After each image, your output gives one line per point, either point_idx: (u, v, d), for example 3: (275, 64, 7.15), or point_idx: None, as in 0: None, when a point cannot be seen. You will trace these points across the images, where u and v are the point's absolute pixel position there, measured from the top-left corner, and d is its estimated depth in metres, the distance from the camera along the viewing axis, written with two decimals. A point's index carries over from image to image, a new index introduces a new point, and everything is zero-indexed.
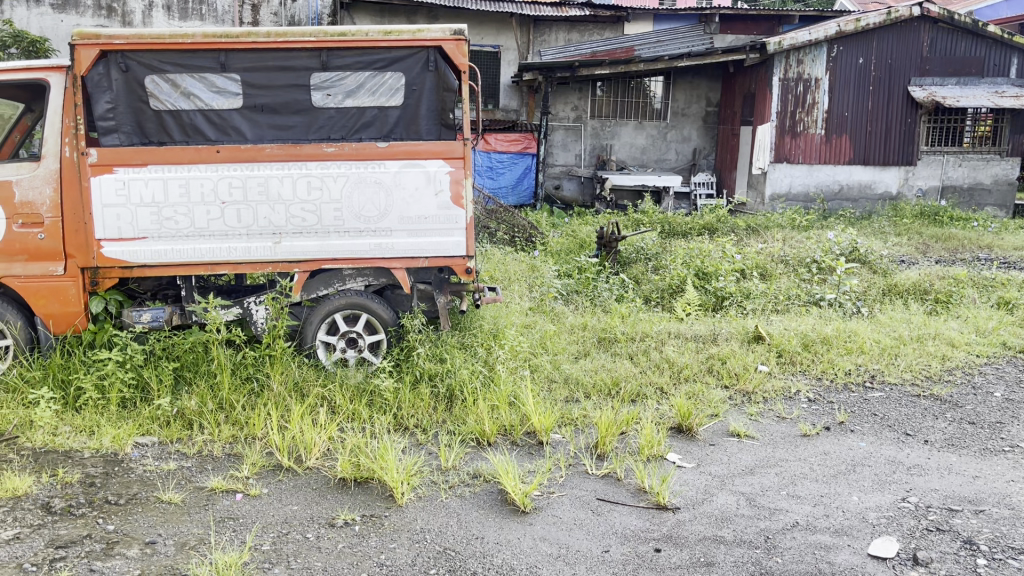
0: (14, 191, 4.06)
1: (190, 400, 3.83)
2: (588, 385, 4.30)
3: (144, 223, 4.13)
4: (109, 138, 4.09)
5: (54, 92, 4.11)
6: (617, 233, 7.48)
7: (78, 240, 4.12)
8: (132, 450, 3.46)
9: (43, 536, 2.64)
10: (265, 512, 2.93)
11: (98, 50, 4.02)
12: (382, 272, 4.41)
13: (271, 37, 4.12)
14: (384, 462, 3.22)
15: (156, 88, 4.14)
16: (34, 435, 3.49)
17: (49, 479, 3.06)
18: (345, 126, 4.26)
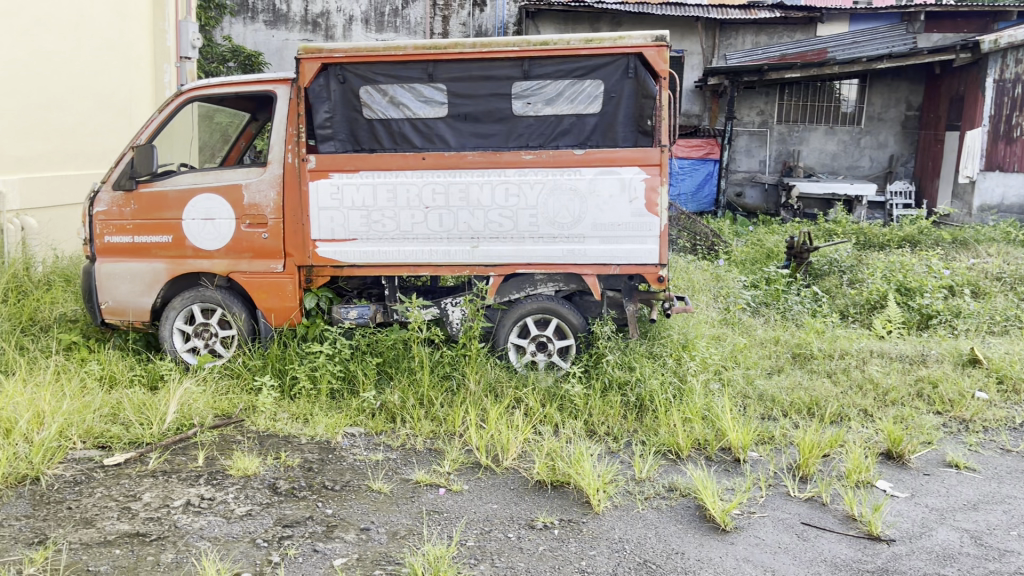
0: (243, 194, 4.42)
1: (393, 394, 4.03)
2: (785, 403, 4.13)
3: (354, 225, 4.39)
4: (326, 145, 4.37)
5: (280, 102, 4.45)
6: (808, 243, 7.16)
7: (296, 240, 4.43)
8: (343, 439, 3.68)
9: (272, 514, 2.85)
10: (468, 508, 3.02)
11: (320, 63, 4.31)
12: (572, 277, 4.44)
13: (477, 47, 4.25)
14: (580, 468, 3.23)
15: (369, 99, 4.37)
16: (258, 419, 3.79)
17: (273, 461, 3.30)
18: (543, 134, 4.33)
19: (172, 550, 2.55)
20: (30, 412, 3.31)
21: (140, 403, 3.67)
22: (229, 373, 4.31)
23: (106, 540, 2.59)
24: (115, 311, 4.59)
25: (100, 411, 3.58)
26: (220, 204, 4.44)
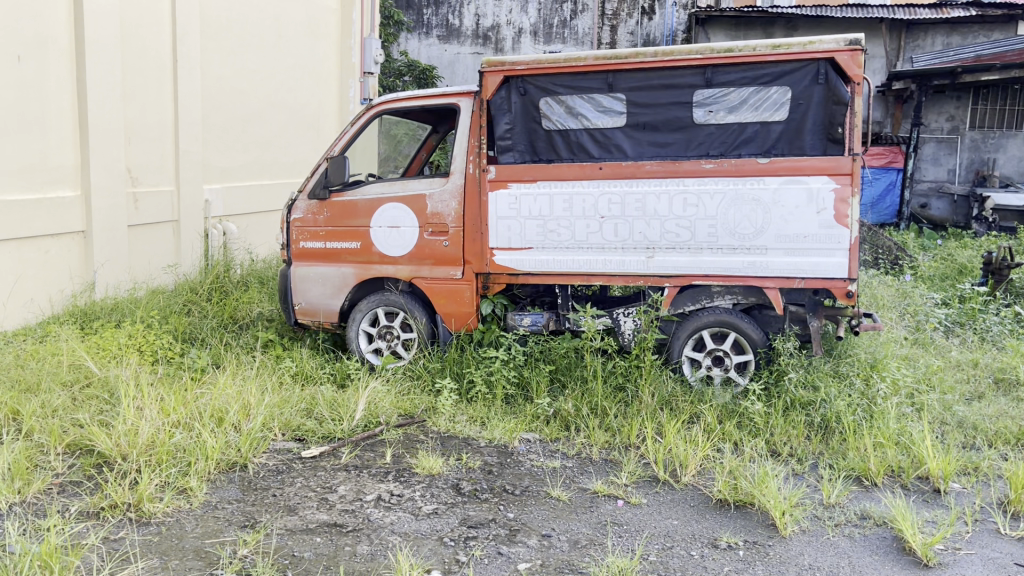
0: (427, 203, 4.59)
1: (567, 402, 4.06)
2: (990, 434, 3.81)
3: (530, 234, 4.44)
4: (505, 156, 4.46)
5: (463, 115, 4.59)
6: (1010, 259, 6.59)
7: (475, 248, 4.54)
8: (520, 444, 3.74)
9: (457, 514, 2.93)
10: (648, 522, 2.98)
11: (502, 76, 4.42)
12: (752, 291, 4.30)
13: (658, 56, 4.21)
14: (764, 489, 3.12)
15: (549, 110, 4.42)
16: (438, 420, 3.91)
17: (455, 462, 3.40)
18: (725, 142, 4.21)
19: (367, 542, 2.68)
20: (238, 403, 3.56)
21: (333, 400, 3.88)
22: (410, 375, 4.48)
23: (307, 528, 2.76)
24: (308, 311, 4.90)
25: (297, 405, 3.82)
26: (404, 213, 4.64)
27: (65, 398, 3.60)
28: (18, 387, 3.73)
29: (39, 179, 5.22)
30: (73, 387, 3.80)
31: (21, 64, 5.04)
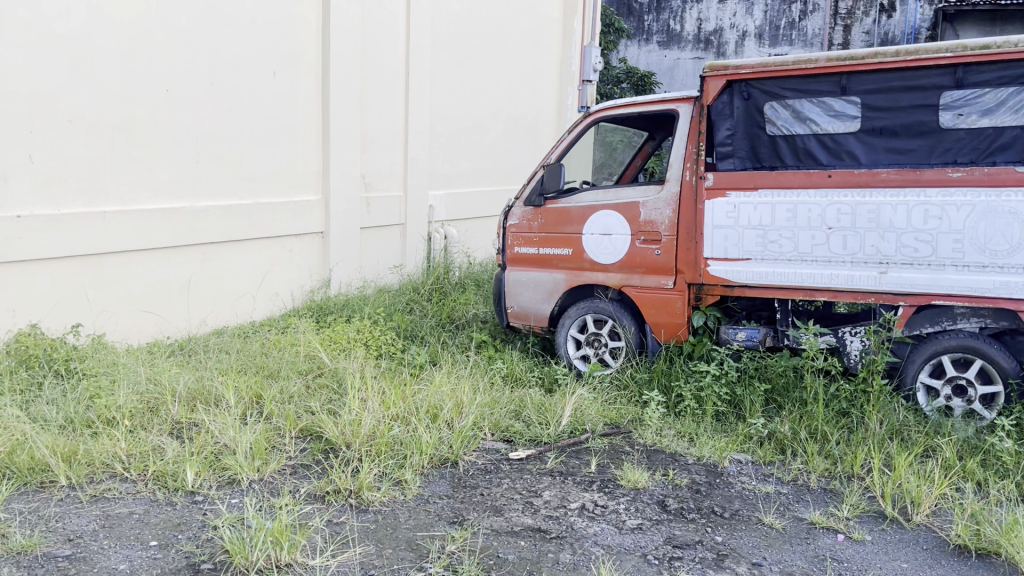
0: (640, 211, 4.51)
1: (784, 424, 3.83)
2: None
3: (749, 244, 4.22)
4: (725, 163, 4.29)
5: (682, 121, 4.47)
6: None
7: (688, 257, 4.39)
8: (731, 464, 3.58)
9: (662, 532, 2.85)
10: (872, 562, 2.73)
11: (726, 80, 4.26)
12: (1004, 313, 3.81)
13: (901, 55, 3.88)
14: (1015, 539, 2.77)
15: (775, 115, 4.20)
16: (645, 433, 3.83)
17: (662, 478, 3.31)
18: (976, 148, 3.79)
19: (571, 551, 2.67)
20: (452, 401, 3.70)
21: (540, 404, 3.92)
22: (618, 384, 4.44)
23: (513, 530, 2.80)
24: (520, 314, 4.99)
25: (507, 407, 3.91)
26: (617, 220, 4.59)
27: (300, 386, 3.91)
28: (262, 372, 4.11)
29: (287, 184, 5.74)
30: (308, 376, 4.13)
31: (275, 79, 5.57)
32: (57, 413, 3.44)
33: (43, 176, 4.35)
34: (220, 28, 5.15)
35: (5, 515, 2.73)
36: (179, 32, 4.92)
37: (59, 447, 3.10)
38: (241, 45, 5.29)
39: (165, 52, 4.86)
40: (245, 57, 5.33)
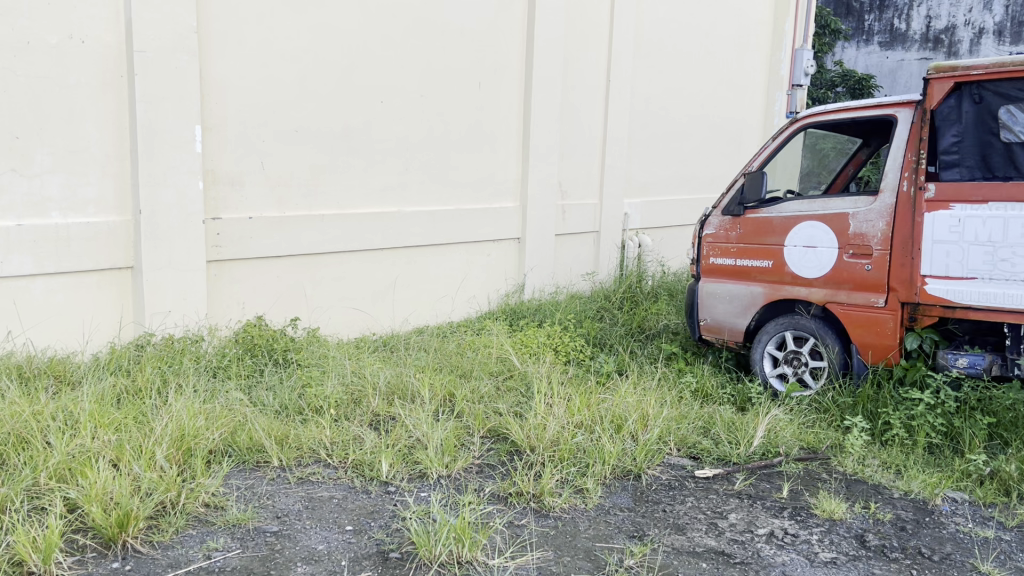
0: (849, 223, 4.19)
1: (1010, 463, 3.43)
2: None
3: (975, 262, 3.82)
4: (949, 172, 3.90)
5: (901, 127, 4.12)
6: None
7: (903, 275, 4.02)
8: (943, 503, 3.26)
9: (859, 569, 2.65)
10: None
11: (953, 83, 3.90)
12: None
13: None
14: None
15: (1011, 119, 3.79)
16: (845, 461, 3.58)
17: (862, 511, 3.08)
18: None
19: None
20: (637, 413, 3.65)
21: (731, 422, 3.78)
22: (817, 407, 4.17)
23: (694, 551, 2.71)
24: (713, 328, 4.82)
25: (695, 423, 3.80)
26: (823, 232, 4.30)
27: (491, 387, 4.02)
28: (455, 371, 4.27)
29: (488, 190, 5.93)
30: (499, 378, 4.23)
31: (480, 89, 5.77)
32: (273, 398, 3.76)
33: (272, 181, 4.77)
34: (431, 43, 5.41)
35: (226, 488, 3.02)
36: (394, 48, 5.22)
37: (273, 430, 3.37)
38: (450, 58, 5.53)
39: (381, 66, 5.18)
40: (454, 69, 5.57)
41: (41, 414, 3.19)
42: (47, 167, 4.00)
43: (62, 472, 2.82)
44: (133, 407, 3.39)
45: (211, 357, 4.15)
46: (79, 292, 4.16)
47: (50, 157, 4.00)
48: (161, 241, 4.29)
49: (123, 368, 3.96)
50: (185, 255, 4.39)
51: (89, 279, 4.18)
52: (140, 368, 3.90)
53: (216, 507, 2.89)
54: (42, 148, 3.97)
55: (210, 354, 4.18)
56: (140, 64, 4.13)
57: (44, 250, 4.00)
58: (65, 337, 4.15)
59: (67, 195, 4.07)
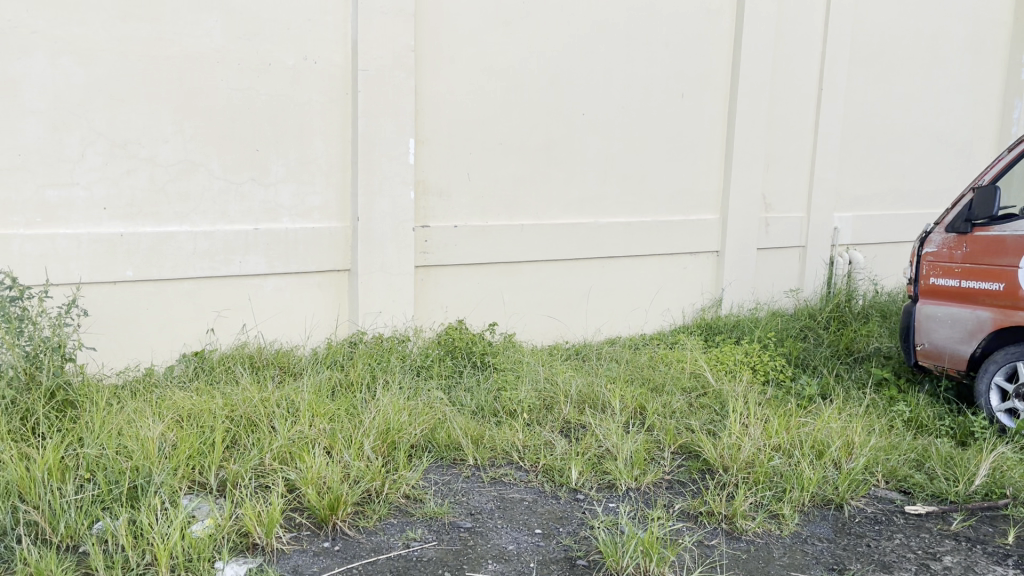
0: None
1: None
2: None
3: None
4: None
5: None
6: None
7: None
8: None
9: None
10: None
11: None
12: None
13: None
14: None
15: None
16: None
17: None
18: None
19: None
20: (841, 439, 3.44)
21: (949, 457, 3.47)
22: None
23: None
24: (929, 353, 4.41)
25: (906, 455, 3.53)
26: None
27: (683, 402, 3.94)
28: (647, 385, 4.23)
29: (687, 203, 5.84)
30: (692, 394, 4.14)
31: (683, 100, 5.69)
32: (470, 399, 3.91)
33: (477, 191, 4.98)
34: (634, 54, 5.42)
35: (425, 482, 3.18)
36: (597, 60, 5.28)
37: (469, 430, 3.51)
38: (653, 69, 5.51)
39: (584, 79, 5.26)
40: (657, 80, 5.54)
41: (268, 400, 3.51)
42: (280, 177, 4.41)
43: (283, 455, 3.09)
44: (345, 400, 3.65)
45: (415, 357, 4.38)
46: (304, 292, 4.55)
47: (283, 168, 4.41)
48: (375, 247, 4.60)
49: (338, 363, 4.27)
50: (396, 260, 4.68)
51: (312, 279, 4.56)
52: (353, 363, 4.19)
53: (415, 499, 3.05)
54: (277, 159, 4.39)
55: (415, 354, 4.41)
56: (363, 82, 4.45)
57: (275, 252, 4.41)
58: (289, 332, 4.55)
59: (297, 203, 4.47)
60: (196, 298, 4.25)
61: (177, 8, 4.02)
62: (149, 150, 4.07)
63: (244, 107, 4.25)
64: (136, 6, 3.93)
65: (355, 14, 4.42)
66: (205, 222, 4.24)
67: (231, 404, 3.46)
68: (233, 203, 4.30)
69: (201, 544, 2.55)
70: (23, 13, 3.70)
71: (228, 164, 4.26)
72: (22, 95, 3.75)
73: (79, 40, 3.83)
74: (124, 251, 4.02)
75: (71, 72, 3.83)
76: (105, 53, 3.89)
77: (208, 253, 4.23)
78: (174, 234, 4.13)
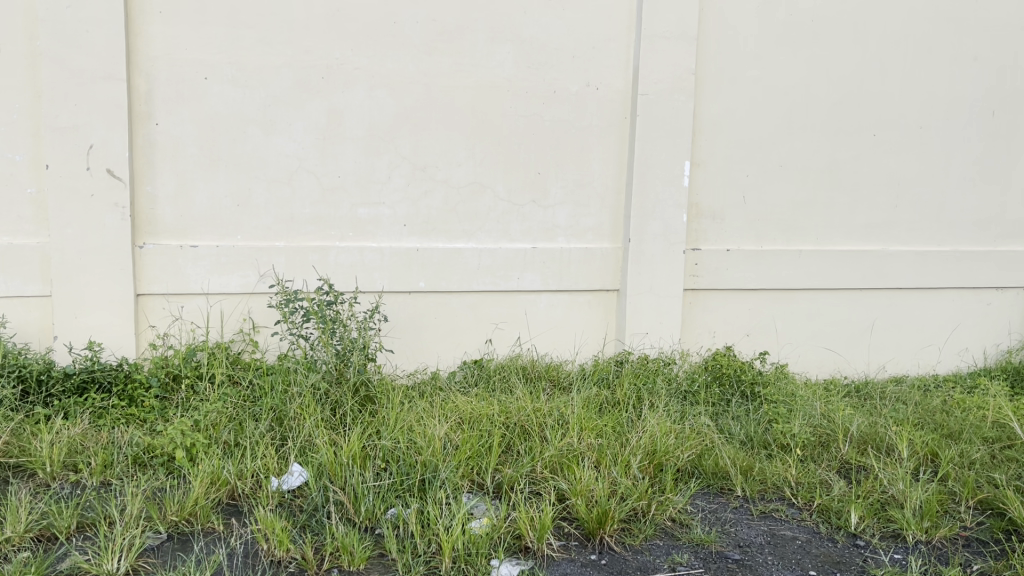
0: None
1: None
2: None
3: None
4: None
5: None
6: None
7: None
8: None
9: None
10: None
11: None
12: None
13: None
14: None
15: None
16: None
17: None
18: None
19: None
20: None
21: None
22: None
23: None
24: None
25: None
26: None
27: (985, 453, 3.55)
28: (940, 431, 3.85)
29: (993, 231, 5.26)
30: (995, 444, 3.71)
31: (993, 118, 5.14)
32: (739, 429, 3.80)
33: (753, 215, 4.85)
34: (936, 70, 5.00)
35: (692, 507, 3.15)
36: (892, 78, 4.95)
37: (739, 459, 3.42)
38: (957, 85, 5.05)
39: (876, 97, 4.94)
40: (961, 97, 5.07)
41: (540, 411, 3.67)
42: (559, 199, 4.60)
43: (554, 465, 3.21)
44: (613, 418, 3.71)
45: (682, 380, 4.33)
46: (576, 310, 4.71)
47: (562, 190, 4.60)
48: (646, 268, 4.65)
49: (606, 379, 4.35)
50: (666, 282, 4.69)
51: (584, 298, 4.71)
52: (620, 382, 4.24)
53: (682, 523, 3.04)
54: (557, 181, 4.59)
55: (681, 377, 4.36)
56: (643, 106, 4.53)
57: (550, 270, 4.60)
58: (560, 347, 4.73)
59: (573, 224, 4.64)
60: (478, 310, 4.56)
61: (475, 42, 4.36)
62: (444, 172, 4.43)
63: (530, 132, 4.50)
64: (442, 41, 4.31)
65: (638, 40, 4.52)
66: (489, 240, 4.53)
67: (506, 411, 3.65)
68: (515, 222, 4.56)
69: (480, 541, 2.72)
70: (349, 52, 4.21)
71: (513, 186, 4.53)
72: (344, 124, 4.26)
73: (392, 74, 4.28)
74: (419, 264, 4.41)
75: (385, 103, 4.29)
76: (413, 85, 4.31)
77: (490, 269, 4.52)
78: (461, 250, 4.45)
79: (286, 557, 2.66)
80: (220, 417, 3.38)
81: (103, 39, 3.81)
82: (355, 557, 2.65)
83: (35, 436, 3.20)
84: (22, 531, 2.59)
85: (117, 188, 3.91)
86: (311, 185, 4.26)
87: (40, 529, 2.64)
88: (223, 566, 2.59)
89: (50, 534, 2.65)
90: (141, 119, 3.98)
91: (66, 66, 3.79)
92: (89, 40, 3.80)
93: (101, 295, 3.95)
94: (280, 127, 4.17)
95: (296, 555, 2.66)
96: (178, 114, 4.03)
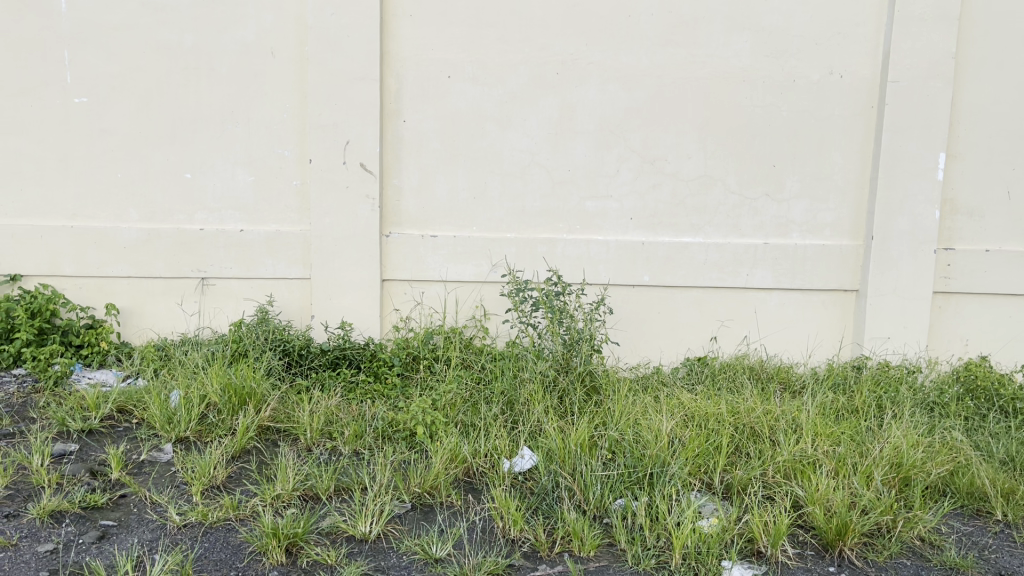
0: None
1: None
2: None
3: None
4: None
5: None
6: None
7: None
8: None
9: None
10: None
11: None
12: None
13: None
14: None
15: None
16: None
17: None
18: None
19: None
20: None
21: None
22: None
23: None
24: None
25: None
26: None
27: None
28: None
29: None
30: None
31: None
32: (999, 447, 3.45)
33: (1018, 213, 4.38)
34: None
35: (946, 528, 2.91)
36: None
37: (999, 480, 3.11)
38: None
39: None
40: None
41: (770, 414, 3.53)
42: (795, 192, 4.40)
43: (787, 470, 3.09)
44: (851, 426, 3.49)
45: (929, 392, 3.99)
46: (809, 309, 4.49)
47: (799, 183, 4.39)
48: (890, 268, 4.34)
49: (841, 385, 4.10)
50: (912, 284, 4.36)
51: (818, 297, 4.47)
52: (859, 389, 3.98)
53: (932, 544, 2.82)
54: (794, 174, 4.39)
55: (928, 388, 4.03)
56: (894, 93, 4.22)
57: (783, 267, 4.42)
58: (791, 348, 4.53)
59: (810, 219, 4.42)
60: (704, 306, 4.47)
61: (712, 32, 4.26)
62: (674, 165, 4.38)
63: (766, 123, 4.34)
64: (677, 32, 4.26)
65: (891, 23, 4.21)
66: (718, 235, 4.43)
67: (735, 411, 3.55)
68: (746, 216, 4.42)
69: (712, 540, 2.67)
70: (584, 47, 4.26)
71: (746, 180, 4.40)
72: (577, 118, 4.32)
73: (625, 68, 4.28)
74: (645, 258, 4.39)
75: (617, 96, 4.31)
76: (646, 78, 4.30)
77: (718, 264, 4.41)
78: (689, 245, 4.38)
79: (520, 537, 2.76)
80: (456, 397, 3.56)
81: (361, 42, 4.13)
82: (585, 543, 2.70)
83: (298, 404, 3.56)
84: (291, 488, 2.88)
85: (369, 180, 4.22)
86: (543, 179, 4.37)
87: (305, 489, 2.92)
88: (463, 538, 2.73)
89: (314, 494, 2.92)
90: (391, 117, 4.27)
91: (329, 68, 4.14)
92: (349, 44, 4.12)
93: (352, 280, 4.29)
94: (515, 122, 4.31)
95: (529, 536, 2.76)
96: (424, 111, 4.28)
